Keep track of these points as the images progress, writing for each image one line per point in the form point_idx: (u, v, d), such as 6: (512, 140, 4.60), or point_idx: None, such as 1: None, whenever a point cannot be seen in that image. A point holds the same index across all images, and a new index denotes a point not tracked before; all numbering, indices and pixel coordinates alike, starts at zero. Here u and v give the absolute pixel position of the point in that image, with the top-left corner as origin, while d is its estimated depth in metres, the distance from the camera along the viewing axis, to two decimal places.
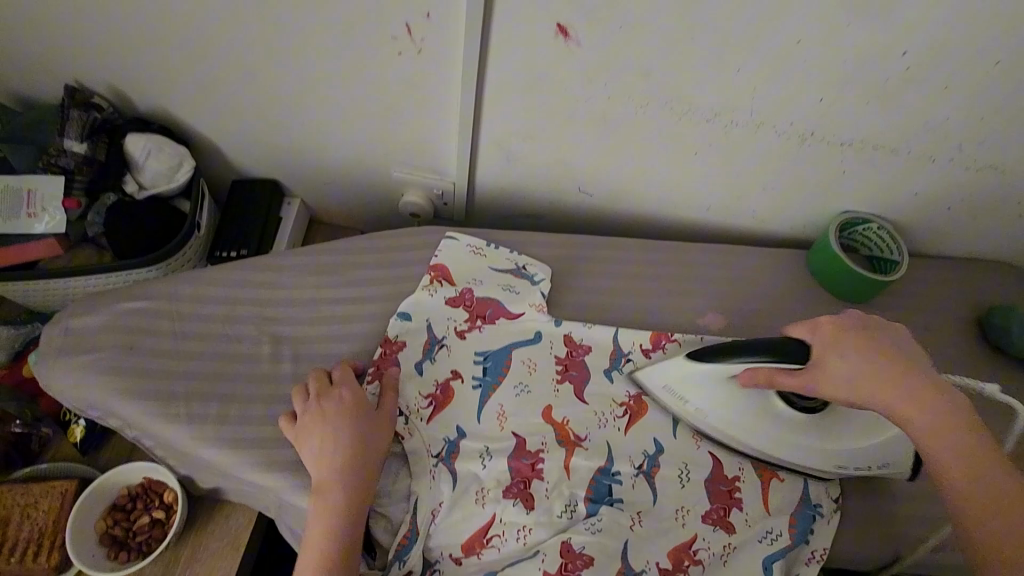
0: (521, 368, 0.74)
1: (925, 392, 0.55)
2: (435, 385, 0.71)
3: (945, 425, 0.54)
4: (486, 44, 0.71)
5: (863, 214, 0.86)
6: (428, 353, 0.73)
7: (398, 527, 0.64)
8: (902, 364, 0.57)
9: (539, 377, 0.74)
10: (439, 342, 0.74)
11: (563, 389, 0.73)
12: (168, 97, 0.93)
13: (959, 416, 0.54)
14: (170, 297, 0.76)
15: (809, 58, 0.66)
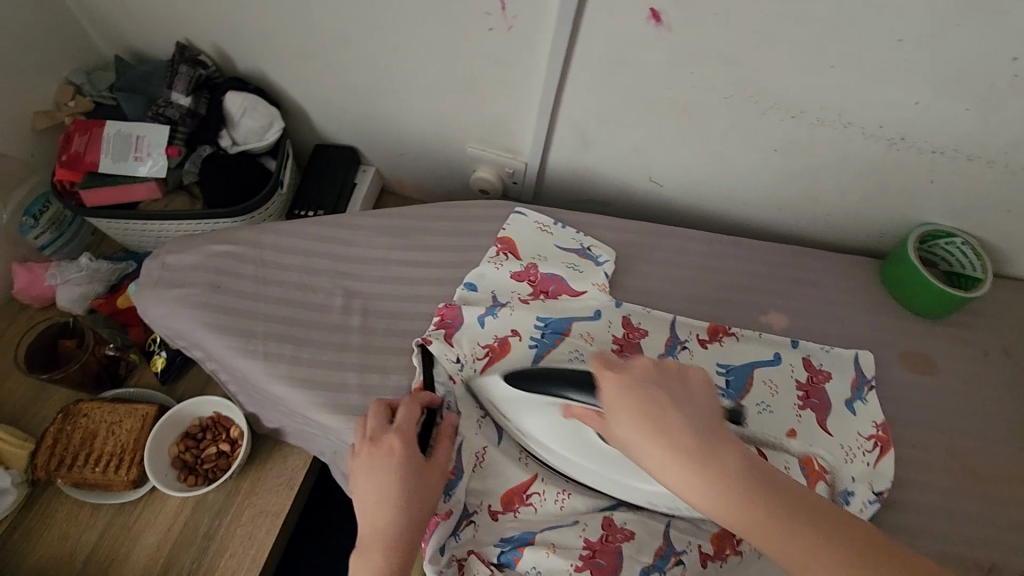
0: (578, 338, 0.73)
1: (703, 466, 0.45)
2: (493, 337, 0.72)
3: (750, 507, 0.44)
4: (576, 24, 0.72)
5: (948, 227, 0.82)
6: (490, 309, 0.74)
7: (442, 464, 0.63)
8: (671, 429, 0.46)
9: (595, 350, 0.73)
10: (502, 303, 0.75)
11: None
12: (266, 60, 0.98)
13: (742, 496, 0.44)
14: (255, 244, 0.81)
15: (911, 58, 0.63)
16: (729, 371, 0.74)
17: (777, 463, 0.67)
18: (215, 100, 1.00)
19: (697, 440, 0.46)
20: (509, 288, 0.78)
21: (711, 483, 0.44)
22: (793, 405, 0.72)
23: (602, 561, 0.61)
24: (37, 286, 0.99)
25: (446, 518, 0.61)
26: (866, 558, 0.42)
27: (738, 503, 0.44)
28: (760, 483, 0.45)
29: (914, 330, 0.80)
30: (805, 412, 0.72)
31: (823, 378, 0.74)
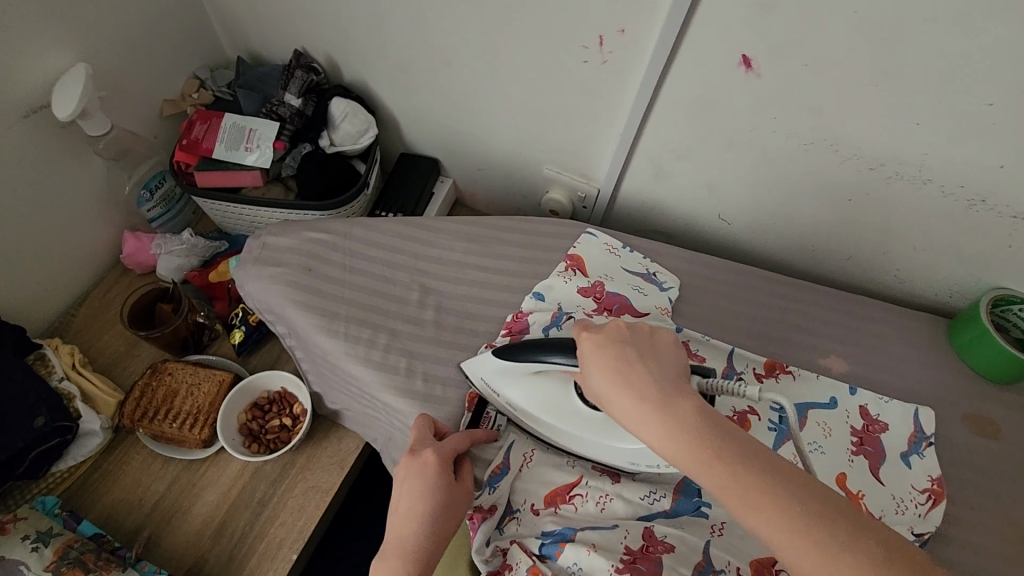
0: None
1: (675, 411, 0.49)
2: None
3: (700, 447, 0.47)
4: (668, 63, 0.77)
5: (1022, 293, 0.81)
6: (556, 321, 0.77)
7: (489, 459, 0.70)
8: (623, 377, 0.52)
9: None
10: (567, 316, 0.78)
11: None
12: (370, 71, 1.07)
13: (694, 428, 0.48)
14: (345, 236, 0.88)
15: (997, 122, 0.65)
16: (783, 408, 0.74)
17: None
18: (321, 104, 1.10)
19: (667, 381, 0.51)
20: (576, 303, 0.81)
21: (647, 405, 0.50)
22: (846, 448, 0.72)
23: (642, 566, 0.60)
24: (142, 254, 1.09)
25: (491, 513, 0.66)
26: (783, 484, 0.45)
27: (693, 449, 0.47)
28: (696, 416, 0.49)
29: (978, 393, 0.79)
30: (857, 458, 0.72)
31: (879, 428, 0.74)
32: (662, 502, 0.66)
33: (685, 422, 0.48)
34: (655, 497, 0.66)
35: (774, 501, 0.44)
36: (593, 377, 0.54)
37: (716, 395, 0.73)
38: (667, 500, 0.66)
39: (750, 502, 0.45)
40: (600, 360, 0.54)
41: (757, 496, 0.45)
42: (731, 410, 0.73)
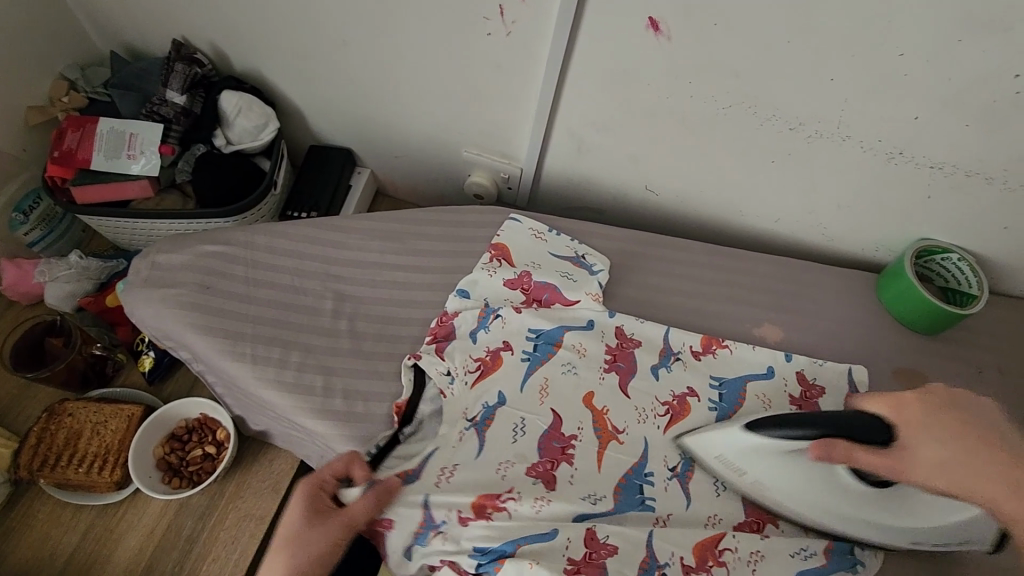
0: (571, 351, 0.73)
1: (965, 449, 0.53)
2: (486, 350, 0.72)
3: (974, 472, 0.52)
4: (574, 31, 0.71)
5: (944, 243, 0.81)
6: (483, 323, 0.74)
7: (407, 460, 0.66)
8: (952, 440, 0.53)
9: (587, 362, 0.73)
10: (495, 314, 0.74)
11: (608, 380, 0.72)
12: (261, 59, 0.97)
13: (949, 454, 0.53)
14: (246, 245, 0.80)
15: (909, 72, 0.63)
16: (722, 385, 0.73)
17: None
18: (210, 99, 1.00)
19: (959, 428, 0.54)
20: (502, 297, 0.77)
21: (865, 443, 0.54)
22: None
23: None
24: (24, 283, 0.98)
25: (387, 527, 0.61)
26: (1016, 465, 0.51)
27: (979, 471, 0.52)
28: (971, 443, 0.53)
29: (907, 347, 0.80)
30: None
31: (816, 393, 0.73)
32: (603, 503, 0.64)
33: (943, 458, 0.53)
34: (596, 497, 0.64)
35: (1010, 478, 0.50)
36: (921, 452, 0.53)
37: (653, 379, 0.73)
38: (608, 501, 0.64)
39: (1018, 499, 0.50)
40: (923, 429, 0.54)
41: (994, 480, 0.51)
42: (670, 393, 0.72)
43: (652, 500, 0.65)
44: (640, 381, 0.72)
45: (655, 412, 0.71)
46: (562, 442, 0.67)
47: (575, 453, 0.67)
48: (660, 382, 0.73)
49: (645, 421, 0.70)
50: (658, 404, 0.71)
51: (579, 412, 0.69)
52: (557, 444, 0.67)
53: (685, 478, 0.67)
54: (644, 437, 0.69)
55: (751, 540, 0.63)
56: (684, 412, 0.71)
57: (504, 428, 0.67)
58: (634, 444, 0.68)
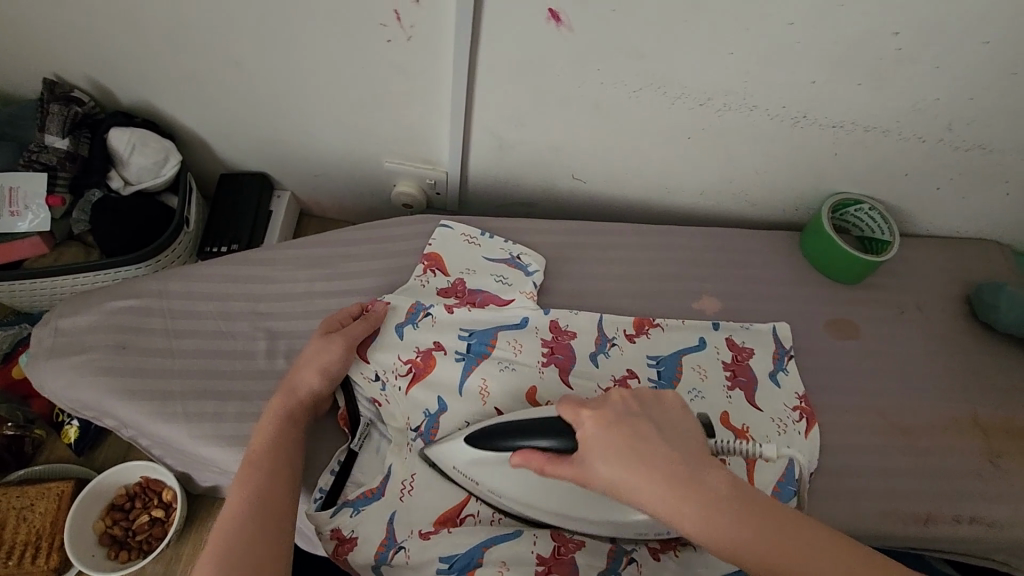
0: (506, 348, 0.73)
1: (708, 493, 0.45)
2: (417, 351, 0.71)
3: (711, 507, 0.44)
4: (475, 29, 0.70)
5: (856, 195, 0.85)
6: (411, 319, 0.73)
7: (361, 484, 0.64)
8: (654, 467, 0.46)
9: (525, 359, 0.72)
10: (425, 311, 0.73)
11: (548, 371, 0.71)
12: (150, 90, 0.90)
13: (666, 483, 0.45)
14: (161, 295, 0.75)
15: (801, 39, 0.65)
16: (659, 363, 0.75)
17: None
18: (97, 139, 0.92)
19: (679, 454, 0.47)
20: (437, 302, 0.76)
21: (640, 451, 0.47)
22: (722, 387, 0.74)
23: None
24: None
25: (355, 543, 0.61)
26: (745, 506, 0.45)
27: (725, 515, 0.44)
28: (677, 467, 0.46)
29: (835, 299, 0.83)
30: (734, 393, 0.74)
31: (746, 355, 0.77)
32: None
33: (658, 478, 0.45)
34: None
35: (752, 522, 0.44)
36: (612, 477, 0.47)
37: (593, 365, 0.74)
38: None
39: (746, 549, 0.44)
40: (613, 451, 0.47)
41: (720, 525, 0.44)
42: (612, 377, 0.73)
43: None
44: (584, 372, 0.73)
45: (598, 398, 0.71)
46: None
47: None
48: (601, 368, 0.74)
49: None
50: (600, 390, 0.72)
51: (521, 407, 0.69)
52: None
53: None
54: None
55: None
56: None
57: (450, 432, 0.67)
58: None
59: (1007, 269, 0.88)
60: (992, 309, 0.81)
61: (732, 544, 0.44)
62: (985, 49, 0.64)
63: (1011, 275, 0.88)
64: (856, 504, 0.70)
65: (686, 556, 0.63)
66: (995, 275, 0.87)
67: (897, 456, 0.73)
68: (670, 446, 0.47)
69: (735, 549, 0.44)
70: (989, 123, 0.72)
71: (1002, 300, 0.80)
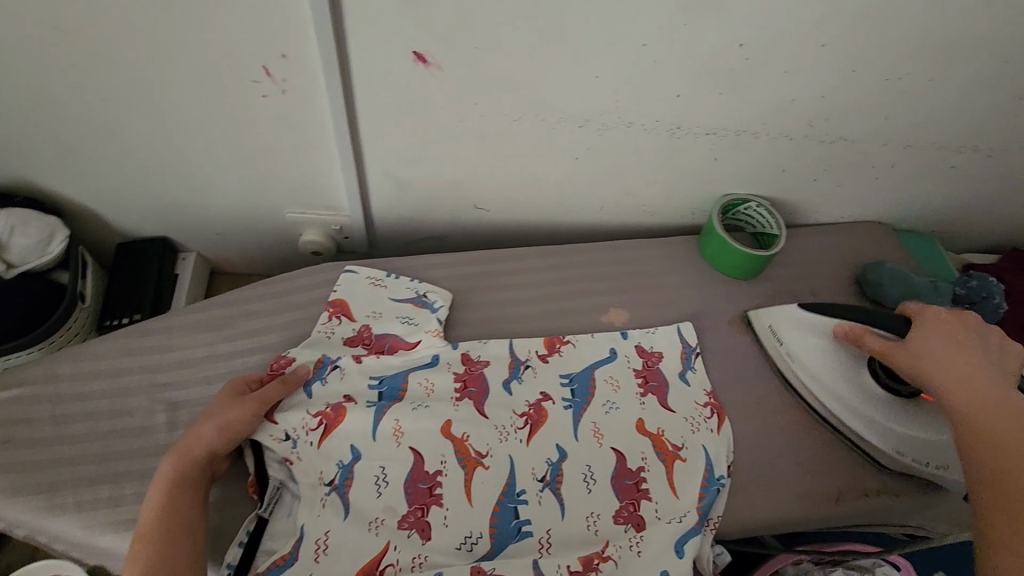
0: (418, 389, 0.73)
1: (967, 351, 0.61)
2: (327, 403, 0.70)
3: (967, 356, 0.61)
4: (347, 76, 0.70)
5: (743, 195, 0.89)
6: (319, 373, 0.72)
7: (273, 552, 0.62)
8: (970, 334, 0.64)
9: (438, 398, 0.72)
10: (333, 363, 0.73)
11: (462, 406, 0.72)
12: (25, 168, 0.86)
13: (975, 359, 0.61)
14: (47, 381, 0.71)
15: (658, 58, 0.68)
16: (572, 380, 0.76)
17: (633, 457, 0.71)
18: None
19: (954, 339, 0.64)
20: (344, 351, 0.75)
21: (975, 355, 0.61)
22: (635, 396, 0.76)
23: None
24: None
25: None
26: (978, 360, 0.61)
27: (967, 366, 0.60)
28: (949, 336, 0.64)
29: (736, 295, 0.87)
30: (647, 398, 0.76)
31: (656, 359, 0.79)
32: (483, 542, 0.65)
33: (959, 347, 0.63)
34: (473, 539, 0.65)
35: (972, 373, 0.59)
36: (917, 336, 0.66)
37: (507, 393, 0.74)
38: (485, 541, 0.65)
39: (975, 383, 0.58)
40: (933, 319, 0.67)
41: (966, 372, 0.59)
42: (526, 404, 0.73)
43: (527, 524, 0.66)
44: (496, 403, 0.73)
45: (514, 426, 0.72)
46: (429, 481, 0.67)
47: (443, 491, 0.67)
48: (515, 395, 0.74)
49: (507, 439, 0.71)
50: (516, 417, 0.72)
51: (438, 446, 0.69)
52: (423, 486, 0.67)
53: (556, 486, 0.69)
54: (507, 455, 0.69)
55: (631, 530, 0.67)
56: (542, 419, 0.72)
57: (366, 482, 0.66)
58: (498, 463, 0.69)
59: (890, 247, 0.93)
60: (878, 287, 0.86)
61: (975, 383, 0.58)
62: (823, 52, 0.69)
63: (894, 252, 0.93)
64: (772, 493, 0.72)
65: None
66: (880, 254, 0.93)
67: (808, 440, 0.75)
68: (946, 334, 0.64)
69: (968, 385, 0.58)
70: (844, 117, 0.77)
71: (885, 278, 0.85)
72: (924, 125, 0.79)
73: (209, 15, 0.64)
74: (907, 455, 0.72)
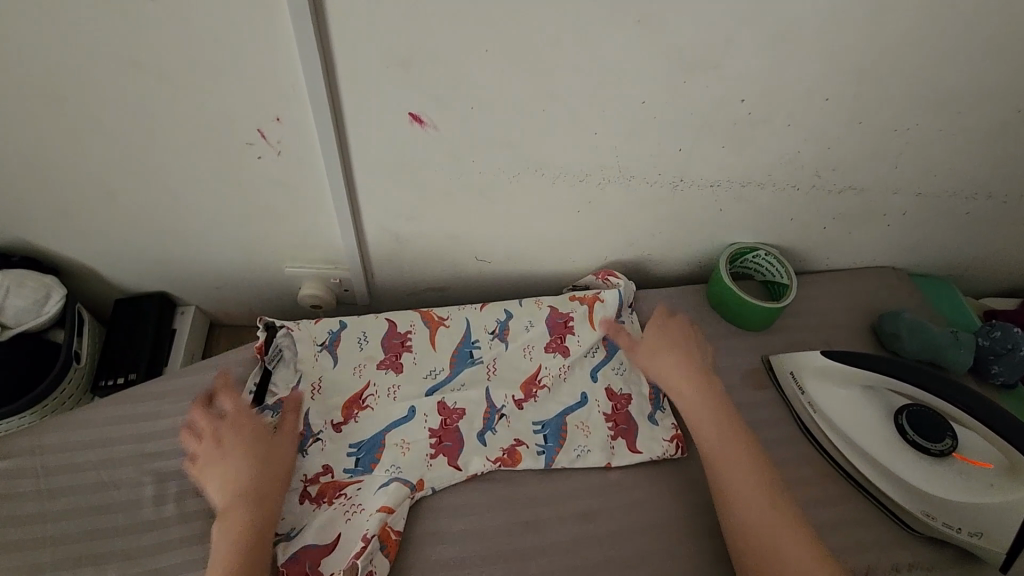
0: (394, 449, 0.72)
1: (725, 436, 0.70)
2: (306, 480, 0.69)
3: (727, 460, 0.68)
4: (341, 137, 0.69)
5: (750, 244, 0.86)
6: (301, 446, 0.71)
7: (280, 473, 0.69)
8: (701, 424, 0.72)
9: (412, 456, 0.71)
10: (313, 435, 0.72)
11: (436, 463, 0.71)
12: (21, 229, 0.86)
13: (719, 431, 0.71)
14: (34, 453, 0.68)
15: (657, 113, 0.67)
16: (544, 427, 0.76)
17: (563, 306, 0.83)
18: None
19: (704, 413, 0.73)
20: (324, 410, 0.74)
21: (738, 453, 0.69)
22: (605, 440, 0.76)
23: (448, 442, 0.73)
24: None
25: None
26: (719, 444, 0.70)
27: (737, 469, 0.67)
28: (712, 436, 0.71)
29: (746, 348, 0.83)
30: (617, 442, 0.76)
31: (625, 402, 0.79)
32: (443, 372, 0.78)
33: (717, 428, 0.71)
34: None
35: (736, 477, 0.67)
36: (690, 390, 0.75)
37: (481, 445, 0.73)
38: None
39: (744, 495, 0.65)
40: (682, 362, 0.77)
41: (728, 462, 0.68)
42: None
43: None
44: None
45: None
46: None
47: None
48: (488, 446, 0.74)
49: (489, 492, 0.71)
50: (491, 462, 0.72)
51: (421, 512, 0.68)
52: None
53: (503, 337, 0.81)
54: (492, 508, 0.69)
55: (559, 358, 0.80)
56: (515, 462, 0.73)
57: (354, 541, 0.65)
58: (457, 324, 0.81)
59: (904, 294, 0.90)
60: (895, 339, 0.82)
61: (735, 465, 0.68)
62: (827, 105, 0.67)
63: (909, 298, 0.90)
64: None
65: (542, 399, 0.78)
66: (895, 301, 0.89)
67: (833, 506, 0.71)
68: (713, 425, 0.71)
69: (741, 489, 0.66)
70: (851, 167, 0.75)
71: (902, 330, 0.82)
72: (934, 172, 0.77)
73: (202, 82, 0.64)
74: (945, 521, 0.65)
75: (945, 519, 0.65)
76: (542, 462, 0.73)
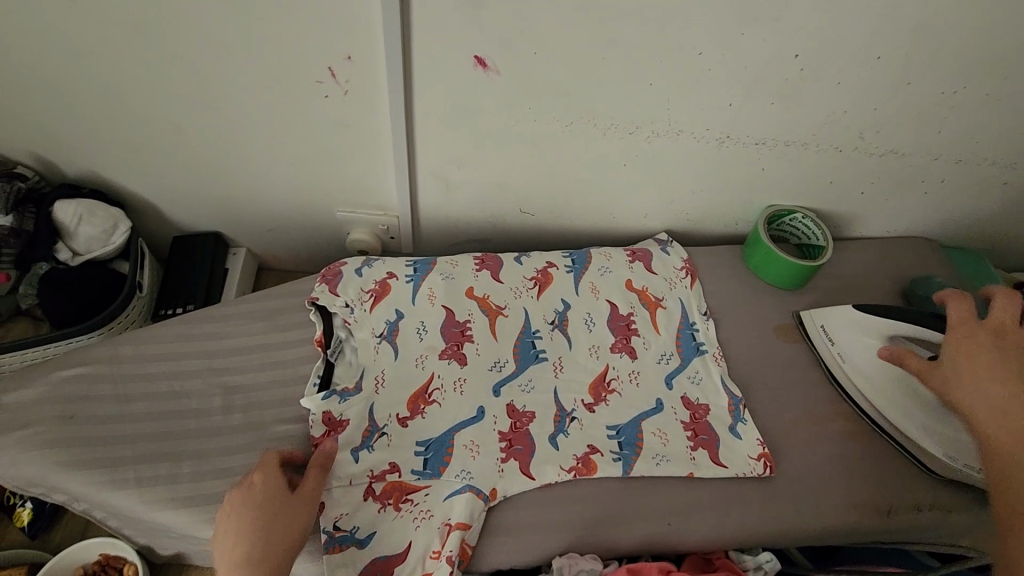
0: (464, 452, 0.69)
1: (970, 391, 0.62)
2: (369, 477, 0.67)
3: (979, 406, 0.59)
4: (407, 78, 0.73)
5: (788, 206, 0.89)
6: (367, 442, 0.69)
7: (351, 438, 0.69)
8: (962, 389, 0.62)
9: (483, 460, 0.69)
10: (379, 431, 0.70)
11: (508, 467, 0.69)
12: (94, 160, 0.91)
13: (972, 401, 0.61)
14: (111, 361, 0.73)
15: (712, 66, 0.70)
16: (619, 433, 0.73)
17: (623, 306, 0.83)
18: (43, 213, 0.91)
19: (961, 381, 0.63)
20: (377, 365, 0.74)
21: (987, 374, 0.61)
22: (685, 452, 0.72)
23: (520, 446, 0.70)
24: None
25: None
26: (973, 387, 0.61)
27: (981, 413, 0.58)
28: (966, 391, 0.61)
29: (780, 305, 0.86)
30: (698, 452, 0.72)
31: (703, 413, 0.76)
32: (509, 366, 0.76)
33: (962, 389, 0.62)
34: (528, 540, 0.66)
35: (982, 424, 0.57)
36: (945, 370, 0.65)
37: (554, 448, 0.71)
38: None
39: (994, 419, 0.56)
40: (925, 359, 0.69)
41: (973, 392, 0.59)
42: (534, 270, 0.84)
43: None
44: (538, 396, 0.75)
45: None
46: None
47: None
48: (562, 449, 0.71)
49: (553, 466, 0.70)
50: (564, 472, 0.69)
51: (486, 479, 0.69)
52: None
53: (564, 328, 0.80)
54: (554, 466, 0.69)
55: (626, 360, 0.79)
56: (590, 471, 0.69)
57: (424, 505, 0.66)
58: (515, 313, 0.80)
59: (936, 263, 0.92)
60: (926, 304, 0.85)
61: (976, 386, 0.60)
62: (878, 64, 0.70)
63: (941, 268, 0.92)
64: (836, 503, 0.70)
65: (614, 404, 0.75)
66: (927, 270, 0.92)
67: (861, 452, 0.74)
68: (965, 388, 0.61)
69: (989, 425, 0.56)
70: (894, 130, 0.77)
71: (934, 295, 0.84)
72: (976, 140, 0.79)
73: (281, 18, 0.68)
74: (960, 459, 0.71)
75: (962, 460, 0.70)
76: (620, 469, 0.70)
